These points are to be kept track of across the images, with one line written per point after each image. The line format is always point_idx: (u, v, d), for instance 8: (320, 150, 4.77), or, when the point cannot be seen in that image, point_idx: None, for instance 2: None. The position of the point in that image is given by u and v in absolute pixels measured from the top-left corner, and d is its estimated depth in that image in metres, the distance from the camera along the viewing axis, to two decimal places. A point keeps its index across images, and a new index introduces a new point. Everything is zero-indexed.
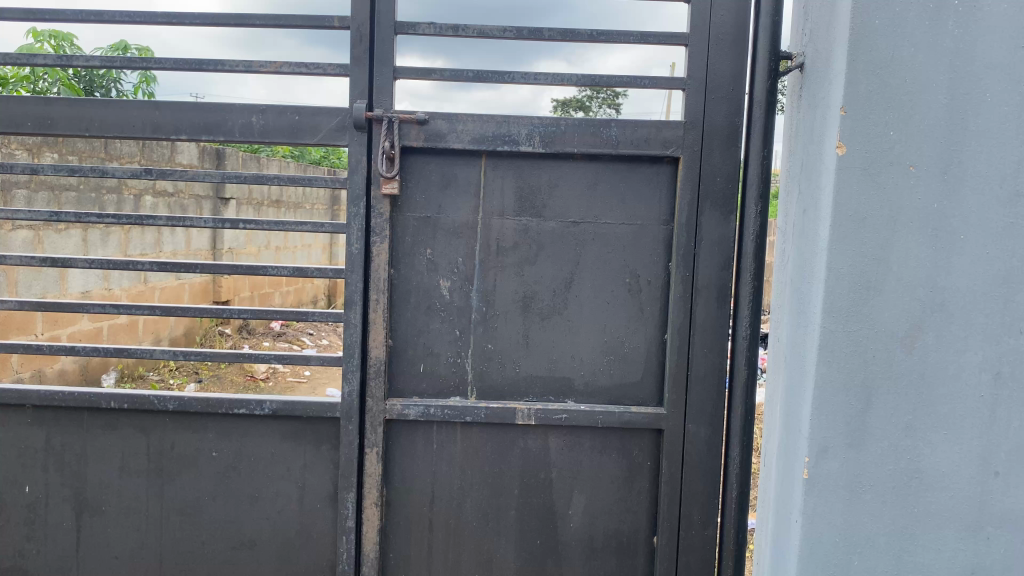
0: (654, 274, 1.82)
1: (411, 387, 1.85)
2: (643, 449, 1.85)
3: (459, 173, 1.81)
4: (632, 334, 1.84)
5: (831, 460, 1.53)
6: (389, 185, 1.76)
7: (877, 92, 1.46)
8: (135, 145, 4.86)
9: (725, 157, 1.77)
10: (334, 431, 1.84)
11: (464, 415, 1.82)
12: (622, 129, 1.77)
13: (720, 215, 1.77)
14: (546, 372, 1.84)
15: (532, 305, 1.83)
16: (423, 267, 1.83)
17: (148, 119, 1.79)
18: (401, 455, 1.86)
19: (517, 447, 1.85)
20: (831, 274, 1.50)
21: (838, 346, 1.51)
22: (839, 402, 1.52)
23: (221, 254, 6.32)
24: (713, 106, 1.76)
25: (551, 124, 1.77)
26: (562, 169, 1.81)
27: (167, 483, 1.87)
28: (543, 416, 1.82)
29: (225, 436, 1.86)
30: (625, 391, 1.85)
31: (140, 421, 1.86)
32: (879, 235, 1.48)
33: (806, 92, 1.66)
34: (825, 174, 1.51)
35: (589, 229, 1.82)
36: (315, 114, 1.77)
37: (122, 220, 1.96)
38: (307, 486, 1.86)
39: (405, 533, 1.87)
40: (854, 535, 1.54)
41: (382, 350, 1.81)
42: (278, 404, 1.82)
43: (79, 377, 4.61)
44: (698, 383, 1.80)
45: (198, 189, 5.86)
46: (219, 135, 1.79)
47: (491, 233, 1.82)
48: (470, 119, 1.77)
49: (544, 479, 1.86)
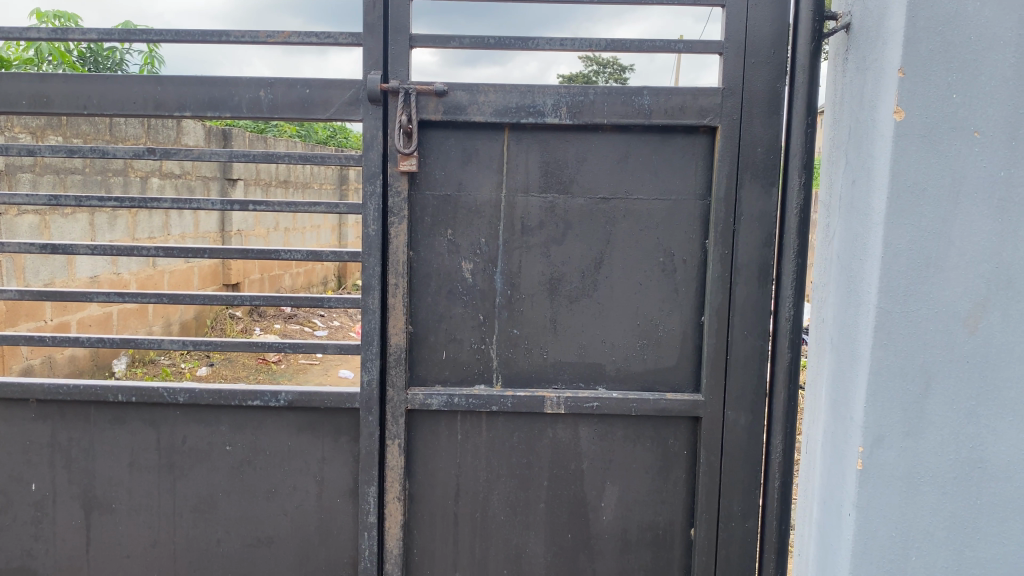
0: (690, 253, 1.72)
1: (433, 376, 1.75)
2: (679, 438, 1.75)
3: (481, 147, 1.70)
4: (666, 317, 1.73)
5: (887, 449, 1.43)
6: (407, 162, 1.65)
7: (939, 52, 1.34)
8: (141, 126, 4.77)
9: (766, 125, 1.65)
10: (354, 423, 1.75)
11: (490, 404, 1.72)
12: (656, 98, 1.65)
13: (761, 188, 1.66)
14: (575, 359, 1.74)
15: (560, 287, 1.73)
16: (444, 249, 1.72)
17: (150, 95, 1.68)
18: (425, 447, 1.76)
19: (546, 437, 1.75)
20: (888, 250, 1.39)
21: (895, 328, 1.40)
22: (896, 389, 1.42)
23: (229, 236, 6.23)
24: (753, 71, 1.65)
25: (579, 94, 1.65)
26: (590, 142, 1.69)
27: (179, 479, 1.78)
28: (573, 405, 1.72)
29: (239, 429, 1.76)
30: (659, 376, 1.75)
31: (150, 414, 1.77)
32: (941, 207, 1.37)
33: (855, 54, 1.54)
34: (879, 142, 1.40)
35: (620, 206, 1.71)
36: (326, 87, 1.65)
37: (125, 204, 1.85)
38: (326, 480, 1.77)
39: (429, 529, 1.78)
40: (911, 529, 1.44)
41: (403, 337, 1.71)
42: (294, 395, 1.72)
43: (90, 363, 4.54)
44: (738, 366, 1.70)
45: (206, 170, 5.76)
46: (225, 111, 1.68)
47: (515, 212, 1.71)
48: (492, 89, 1.65)
49: (574, 470, 1.76)
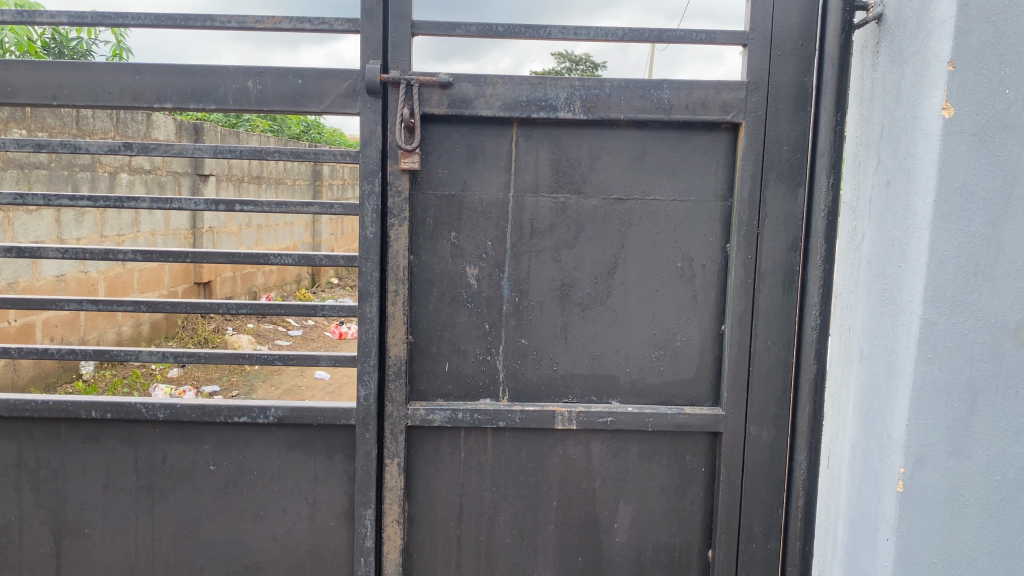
0: (709, 257, 1.62)
1: (435, 389, 1.63)
2: (697, 454, 1.65)
3: (487, 144, 1.58)
4: (685, 326, 1.63)
5: (930, 470, 1.33)
6: (409, 159, 1.52)
7: (992, 43, 1.24)
8: (109, 119, 4.58)
9: (793, 122, 1.56)
10: (349, 440, 1.62)
11: (497, 420, 1.60)
12: (676, 92, 1.55)
13: (787, 188, 1.57)
14: (587, 371, 1.63)
15: (572, 294, 1.61)
16: (447, 253, 1.60)
17: (125, 86, 1.54)
18: (426, 465, 1.64)
19: (555, 454, 1.64)
20: (934, 258, 1.29)
21: (941, 340, 1.30)
22: (941, 406, 1.32)
23: (201, 234, 6.04)
24: (779, 64, 1.55)
25: (594, 87, 1.54)
26: (604, 139, 1.58)
27: (158, 501, 1.65)
28: (586, 420, 1.61)
29: (224, 448, 1.63)
30: (676, 389, 1.64)
31: (126, 432, 1.63)
32: (991, 211, 1.27)
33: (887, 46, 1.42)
34: (923, 141, 1.29)
35: (636, 207, 1.60)
36: (320, 77, 1.52)
37: (98, 203, 1.71)
38: (318, 502, 1.64)
39: (430, 553, 1.66)
40: (955, 555, 1.34)
41: (403, 348, 1.58)
42: (284, 411, 1.59)
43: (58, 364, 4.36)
44: (761, 378, 1.60)
45: (176, 166, 5.57)
46: (209, 103, 1.54)
47: (524, 214, 1.60)
48: (500, 81, 1.53)
49: (586, 490, 1.65)
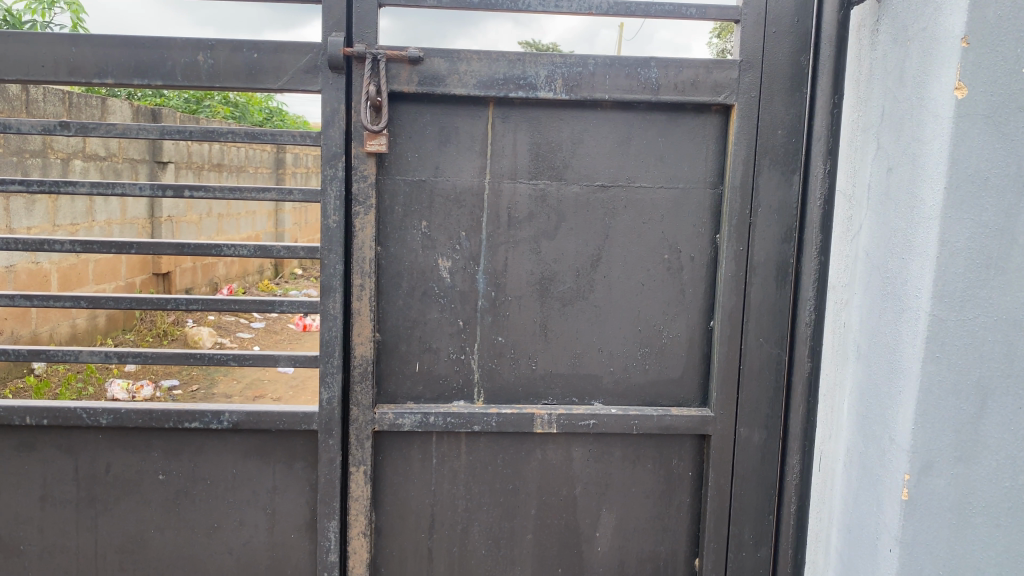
0: (698, 249, 1.52)
1: (405, 391, 1.51)
2: (684, 458, 1.55)
3: (461, 126, 1.46)
4: (671, 322, 1.53)
5: (936, 477, 1.24)
6: (375, 140, 1.40)
7: (1009, 18, 1.15)
8: (61, 102, 4.37)
9: (788, 104, 1.47)
10: (311, 446, 1.50)
11: (471, 424, 1.49)
12: (665, 71, 1.44)
13: (780, 176, 1.47)
14: (568, 370, 1.52)
15: (552, 288, 1.50)
16: (417, 244, 1.48)
17: (60, 58, 1.39)
18: (395, 473, 1.52)
19: (534, 460, 1.53)
20: (944, 249, 1.19)
21: (950, 339, 1.21)
22: (949, 408, 1.23)
23: (159, 223, 5.83)
24: (773, 42, 1.46)
25: (577, 64, 1.43)
26: (587, 120, 1.47)
27: (102, 514, 1.51)
28: (567, 423, 1.50)
29: (175, 455, 1.50)
30: (662, 389, 1.54)
31: (65, 439, 1.49)
32: (1004, 199, 1.18)
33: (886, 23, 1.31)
34: (930, 124, 1.20)
35: (621, 195, 1.49)
36: (278, 51, 1.39)
37: (33, 188, 1.55)
38: (278, 513, 1.52)
39: (399, 566, 1.55)
40: (961, 567, 1.26)
41: (369, 347, 1.46)
42: (240, 416, 1.46)
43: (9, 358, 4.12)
44: (753, 377, 1.51)
45: (133, 152, 5.36)
46: (154, 78, 1.40)
47: (501, 201, 1.48)
48: (475, 57, 1.41)
49: (566, 497, 1.55)
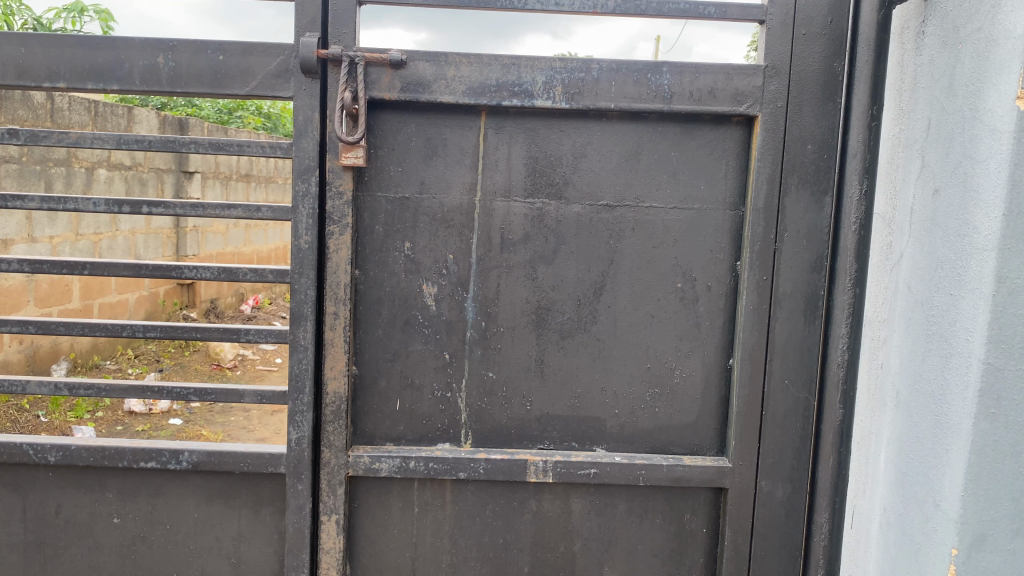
0: (716, 277, 1.35)
1: (385, 432, 1.36)
2: (697, 513, 1.38)
3: (449, 138, 1.31)
4: (684, 360, 1.36)
5: (990, 553, 1.05)
6: (353, 152, 1.25)
7: None
8: (86, 111, 4.29)
9: (819, 116, 1.29)
10: (280, 491, 1.35)
11: (457, 471, 1.33)
12: (679, 77, 1.28)
13: (810, 197, 1.30)
14: (567, 412, 1.36)
15: (549, 319, 1.34)
16: (400, 268, 1.33)
17: (10, 59, 1.26)
18: (372, 522, 1.37)
19: (528, 510, 1.37)
20: (1002, 287, 1.01)
21: (1008, 392, 1.02)
22: (1006, 473, 1.04)
23: (184, 233, 5.76)
24: (802, 46, 1.29)
25: (579, 69, 1.27)
26: (591, 133, 1.31)
27: (51, 560, 1.37)
28: (564, 472, 1.33)
29: (130, 497, 1.36)
30: (673, 435, 1.37)
31: (11, 476, 1.35)
32: None
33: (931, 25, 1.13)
34: (986, 139, 1.02)
35: (628, 216, 1.33)
36: (245, 53, 1.25)
37: None
38: (243, 563, 1.37)
39: None
40: None
41: (344, 383, 1.31)
42: (200, 456, 1.32)
43: (28, 368, 4.00)
44: (776, 424, 1.33)
45: (159, 162, 5.30)
46: (111, 82, 1.27)
47: (494, 222, 1.32)
48: (465, 60, 1.27)
49: (563, 553, 1.38)
